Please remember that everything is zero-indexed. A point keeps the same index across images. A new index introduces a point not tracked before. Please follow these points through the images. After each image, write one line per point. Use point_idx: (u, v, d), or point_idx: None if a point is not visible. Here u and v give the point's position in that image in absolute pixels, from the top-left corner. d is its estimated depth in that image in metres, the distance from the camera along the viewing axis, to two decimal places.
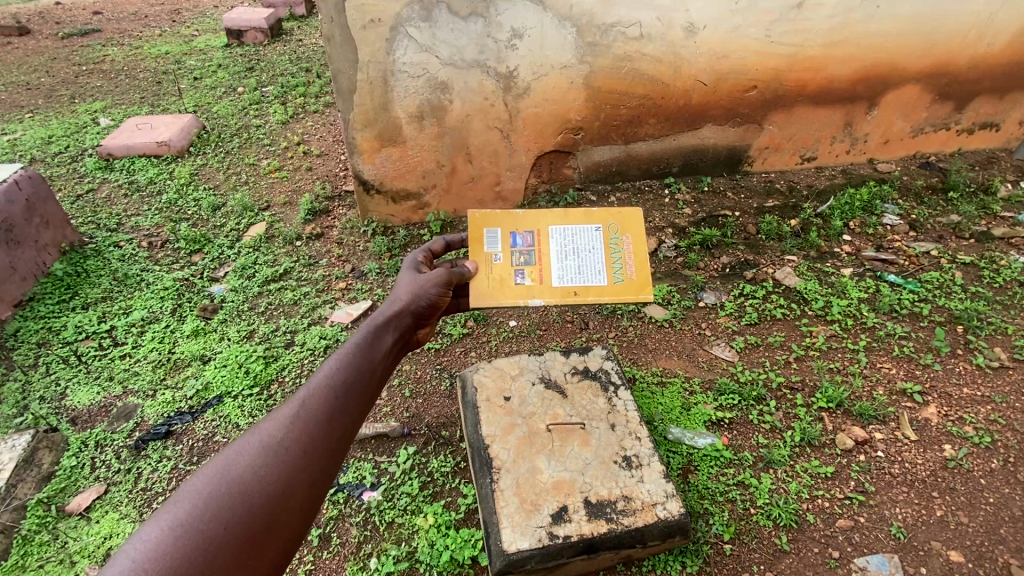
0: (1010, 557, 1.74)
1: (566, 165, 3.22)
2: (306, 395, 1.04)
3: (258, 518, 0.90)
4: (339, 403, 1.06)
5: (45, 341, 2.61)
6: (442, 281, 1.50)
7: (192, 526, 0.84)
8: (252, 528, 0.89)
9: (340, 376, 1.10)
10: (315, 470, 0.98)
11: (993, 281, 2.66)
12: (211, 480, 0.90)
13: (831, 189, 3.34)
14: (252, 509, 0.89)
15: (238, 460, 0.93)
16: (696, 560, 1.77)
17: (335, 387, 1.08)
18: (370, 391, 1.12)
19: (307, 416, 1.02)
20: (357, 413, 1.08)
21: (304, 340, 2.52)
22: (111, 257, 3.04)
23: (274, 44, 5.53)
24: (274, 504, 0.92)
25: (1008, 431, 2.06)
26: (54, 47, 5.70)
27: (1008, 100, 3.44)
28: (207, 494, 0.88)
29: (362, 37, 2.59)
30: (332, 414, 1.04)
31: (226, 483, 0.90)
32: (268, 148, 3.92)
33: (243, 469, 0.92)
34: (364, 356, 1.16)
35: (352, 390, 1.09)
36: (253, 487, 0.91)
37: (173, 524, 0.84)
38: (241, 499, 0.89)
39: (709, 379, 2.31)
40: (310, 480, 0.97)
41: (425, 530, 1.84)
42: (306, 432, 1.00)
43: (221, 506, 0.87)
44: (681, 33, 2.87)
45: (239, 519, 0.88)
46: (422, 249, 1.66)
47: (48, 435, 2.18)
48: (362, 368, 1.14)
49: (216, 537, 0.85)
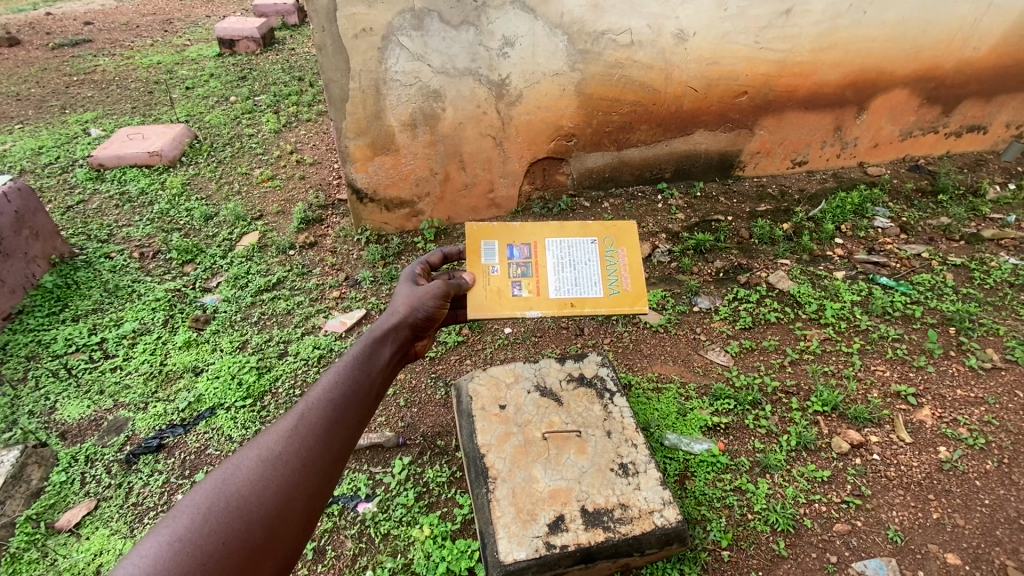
0: (1007, 559, 1.74)
1: (560, 172, 3.22)
2: (305, 407, 1.04)
3: (257, 532, 0.88)
4: (339, 414, 1.06)
5: (35, 354, 2.58)
6: (440, 292, 1.49)
7: (191, 540, 0.83)
8: (250, 541, 0.87)
9: (339, 389, 1.09)
10: (315, 482, 0.97)
11: (983, 283, 2.67)
12: (209, 494, 0.88)
13: (822, 193, 3.36)
14: (251, 523, 0.88)
15: (236, 474, 0.92)
16: (694, 567, 1.75)
17: (335, 400, 1.07)
18: (367, 404, 1.12)
19: (306, 429, 1.01)
20: (356, 424, 1.08)
21: (298, 350, 2.51)
22: (102, 268, 3.02)
23: (267, 53, 5.54)
24: (273, 517, 0.91)
25: (1002, 431, 2.07)
26: (44, 57, 5.68)
27: (994, 103, 3.48)
28: (206, 507, 0.86)
29: (354, 47, 2.58)
30: (331, 426, 1.04)
31: (225, 498, 0.89)
32: (260, 157, 3.91)
33: (242, 482, 0.91)
34: (363, 368, 1.16)
35: (351, 402, 1.09)
36: (252, 499, 0.90)
37: (171, 539, 0.82)
38: (238, 513, 0.88)
39: (704, 384, 2.31)
40: (310, 492, 0.96)
41: (421, 542, 1.83)
42: (305, 445, 0.99)
43: (219, 520, 0.86)
44: (672, 40, 2.89)
45: (237, 533, 0.86)
46: (420, 260, 1.66)
47: (37, 450, 2.15)
48: (361, 381, 1.14)
49: (215, 551, 0.83)
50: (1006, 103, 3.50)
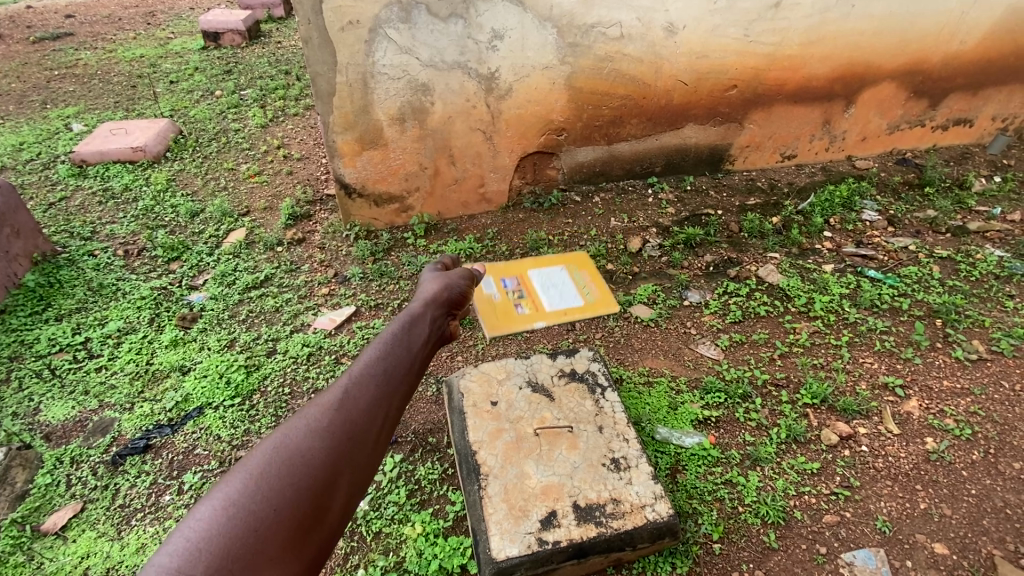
0: (993, 548, 1.77)
1: (550, 167, 3.21)
2: (350, 377, 1.02)
3: (308, 499, 0.86)
4: (385, 383, 1.03)
5: (18, 355, 2.53)
6: (463, 280, 1.53)
7: (242, 507, 0.82)
8: (301, 509, 0.85)
9: (383, 359, 1.07)
10: (363, 451, 0.94)
11: (970, 275, 2.70)
12: (259, 462, 0.87)
13: (811, 186, 3.37)
14: (301, 491, 0.86)
15: (286, 441, 0.90)
16: (685, 561, 1.76)
17: (380, 369, 1.05)
18: (411, 375, 1.08)
19: (352, 399, 0.98)
20: (403, 394, 1.05)
21: (287, 348, 2.48)
22: (85, 266, 2.96)
23: (252, 47, 5.46)
24: (323, 484, 0.88)
25: (988, 422, 2.09)
26: (24, 51, 5.56)
27: (980, 97, 3.51)
28: (257, 475, 0.85)
29: (340, 39, 2.55)
30: (378, 395, 1.00)
31: (275, 465, 0.87)
32: (247, 152, 3.85)
33: (291, 449, 0.89)
34: (405, 340, 1.14)
35: (396, 371, 1.06)
36: (302, 465, 0.88)
37: (223, 505, 0.81)
38: (288, 480, 0.86)
39: (695, 378, 2.32)
40: (360, 461, 0.93)
41: (413, 539, 1.82)
42: (351, 413, 0.96)
43: (271, 487, 0.84)
44: (661, 34, 2.88)
45: (288, 500, 0.84)
46: (438, 265, 1.71)
47: (21, 453, 2.12)
48: (405, 352, 1.11)
49: (265, 518, 0.81)
50: (993, 96, 3.52)
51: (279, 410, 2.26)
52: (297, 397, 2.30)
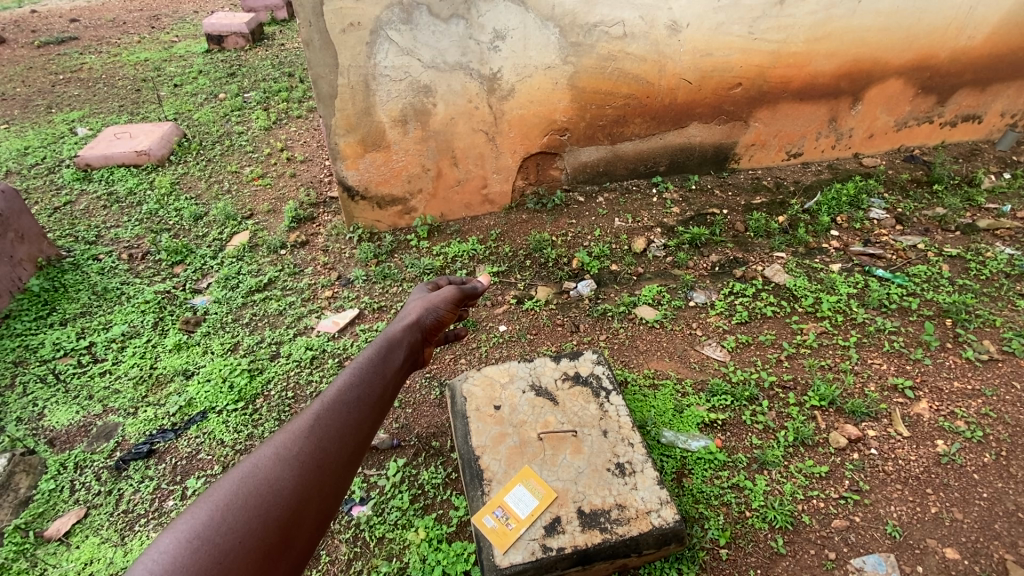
0: (1006, 553, 1.73)
1: (553, 167, 3.19)
2: (320, 407, 1.01)
3: (273, 530, 0.85)
4: (354, 415, 1.04)
5: (23, 360, 2.54)
6: (446, 300, 1.54)
7: (210, 537, 0.80)
8: (266, 542, 0.83)
9: (354, 391, 1.08)
10: (328, 484, 0.94)
11: (979, 273, 2.66)
12: (225, 493, 0.85)
13: (818, 184, 3.34)
14: (268, 522, 0.85)
15: (253, 472, 0.89)
16: (692, 567, 1.74)
17: (350, 400, 1.05)
18: (381, 406, 1.10)
19: (323, 429, 0.98)
20: (370, 425, 1.05)
21: (290, 352, 2.48)
22: (90, 270, 2.97)
23: (255, 49, 5.47)
24: (289, 516, 0.87)
25: (999, 424, 2.06)
26: (30, 56, 5.59)
27: (989, 92, 3.46)
28: (224, 505, 0.84)
29: (341, 41, 2.53)
30: (347, 427, 1.01)
31: (243, 495, 0.85)
32: (250, 154, 3.86)
33: (259, 480, 0.88)
34: (376, 370, 1.15)
35: (364, 404, 1.07)
36: (269, 496, 0.87)
37: (189, 535, 0.79)
38: (255, 510, 0.85)
39: (701, 380, 2.29)
40: (325, 493, 0.93)
41: (416, 545, 1.81)
42: (319, 445, 0.96)
43: (238, 518, 0.83)
44: (665, 32, 2.85)
45: (255, 531, 0.83)
46: (428, 283, 1.71)
47: (25, 458, 2.14)
48: (375, 382, 1.12)
49: (231, 550, 0.80)
50: (1002, 92, 3.47)
51: (282, 414, 2.25)
52: (300, 401, 2.29)
